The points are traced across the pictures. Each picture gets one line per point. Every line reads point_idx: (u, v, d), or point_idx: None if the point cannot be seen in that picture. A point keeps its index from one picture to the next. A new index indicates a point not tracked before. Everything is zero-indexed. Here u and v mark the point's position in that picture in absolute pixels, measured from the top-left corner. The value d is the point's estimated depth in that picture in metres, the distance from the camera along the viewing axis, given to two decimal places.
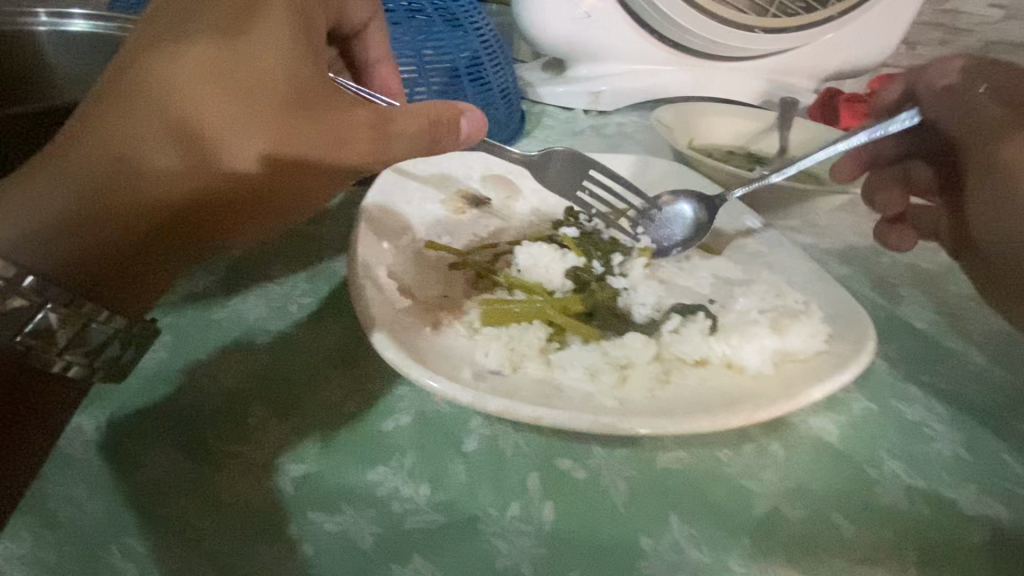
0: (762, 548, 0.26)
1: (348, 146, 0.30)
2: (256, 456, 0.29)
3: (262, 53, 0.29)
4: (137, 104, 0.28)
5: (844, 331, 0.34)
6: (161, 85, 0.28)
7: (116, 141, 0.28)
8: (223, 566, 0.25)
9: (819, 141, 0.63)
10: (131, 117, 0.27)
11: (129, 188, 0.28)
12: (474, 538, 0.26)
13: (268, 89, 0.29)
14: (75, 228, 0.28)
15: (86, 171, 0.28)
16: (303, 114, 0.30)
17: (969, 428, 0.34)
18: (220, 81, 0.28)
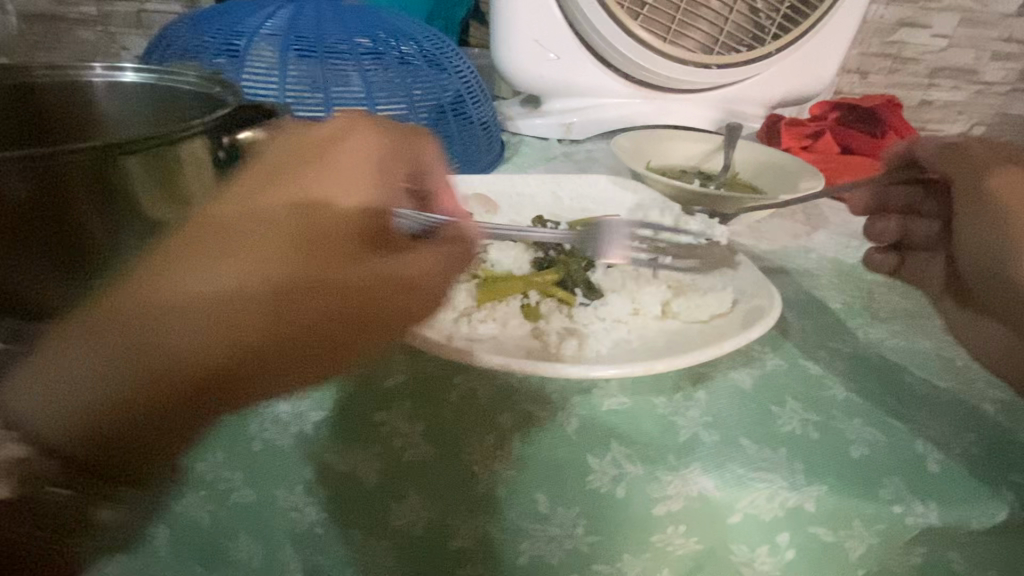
0: (682, 461, 0.34)
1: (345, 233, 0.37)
2: (286, 409, 0.37)
3: (327, 224, 0.36)
4: (166, 318, 0.31)
5: (755, 298, 0.44)
6: (193, 297, 0.32)
7: (184, 356, 0.31)
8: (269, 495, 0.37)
9: (754, 156, 0.73)
10: (195, 348, 0.31)
11: (157, 349, 0.31)
12: (458, 465, 0.35)
13: (375, 291, 0.35)
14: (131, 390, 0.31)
15: (143, 381, 0.31)
16: (408, 293, 0.37)
17: (864, 378, 0.41)
18: (293, 265, 0.34)
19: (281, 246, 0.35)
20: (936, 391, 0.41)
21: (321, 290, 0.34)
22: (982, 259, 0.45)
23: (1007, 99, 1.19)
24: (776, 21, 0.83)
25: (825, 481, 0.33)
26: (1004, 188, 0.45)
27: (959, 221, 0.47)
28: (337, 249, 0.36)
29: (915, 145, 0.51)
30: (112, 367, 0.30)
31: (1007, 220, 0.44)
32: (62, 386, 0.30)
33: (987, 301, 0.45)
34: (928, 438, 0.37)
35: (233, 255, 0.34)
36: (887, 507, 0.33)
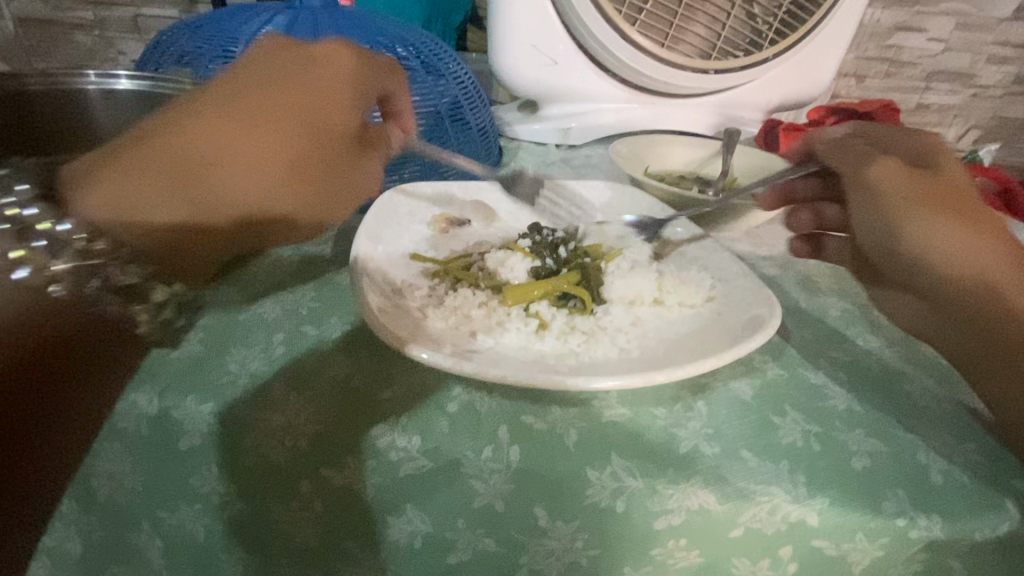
0: (682, 474, 0.33)
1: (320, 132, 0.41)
2: (279, 422, 0.36)
3: (284, 108, 0.40)
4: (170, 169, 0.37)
5: (755, 307, 0.44)
6: (179, 157, 0.37)
7: (202, 164, 0.38)
8: (256, 512, 0.36)
9: (754, 161, 0.73)
10: (205, 152, 0.38)
11: (194, 183, 0.38)
12: (457, 478, 0.34)
13: (326, 139, 0.42)
14: (154, 197, 0.36)
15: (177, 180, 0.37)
16: (304, 141, 0.41)
17: (864, 388, 0.41)
18: (271, 122, 0.40)
19: (273, 173, 0.40)
20: (938, 401, 0.41)
21: (302, 177, 0.41)
22: (883, 247, 0.44)
23: (1004, 102, 1.18)
24: (774, 26, 0.83)
25: (826, 494, 0.33)
26: (887, 175, 0.44)
27: (849, 200, 0.46)
28: (334, 157, 0.43)
29: (812, 143, 0.51)
30: (147, 176, 0.36)
31: (891, 209, 0.43)
32: (148, 160, 0.37)
33: (896, 279, 0.45)
34: (931, 450, 0.36)
35: (237, 149, 0.39)
36: (890, 521, 0.32)
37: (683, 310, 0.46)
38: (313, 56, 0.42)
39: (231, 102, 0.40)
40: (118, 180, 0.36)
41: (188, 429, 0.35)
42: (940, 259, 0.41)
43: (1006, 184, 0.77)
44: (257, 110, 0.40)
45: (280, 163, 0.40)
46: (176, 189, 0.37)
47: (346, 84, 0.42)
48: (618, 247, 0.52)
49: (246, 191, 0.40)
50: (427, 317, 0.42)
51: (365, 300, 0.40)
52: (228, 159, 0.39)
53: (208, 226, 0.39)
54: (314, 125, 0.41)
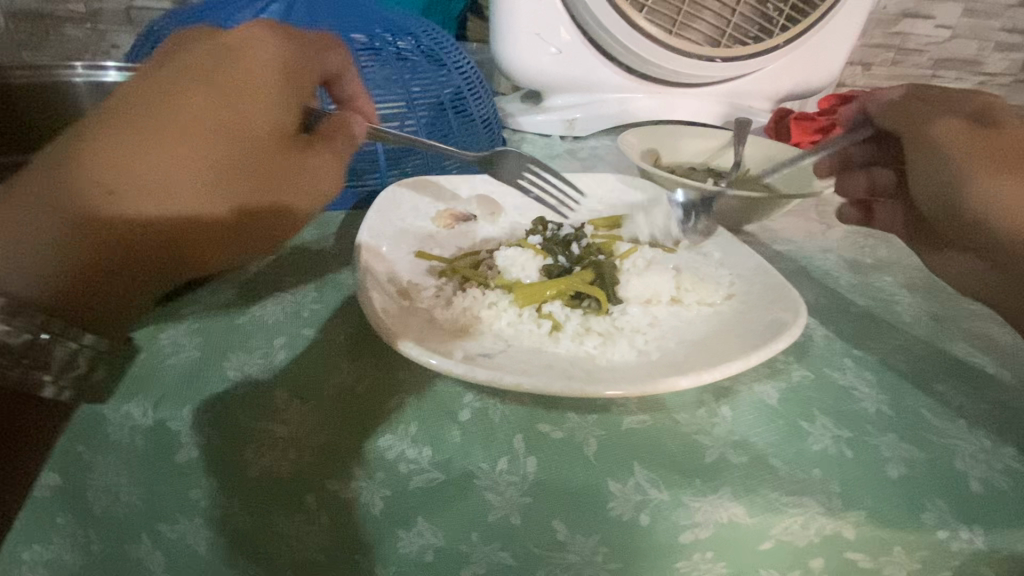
0: (709, 485, 0.31)
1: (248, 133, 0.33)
2: (282, 433, 0.34)
3: (198, 105, 0.32)
4: (67, 201, 0.31)
5: (777, 306, 0.42)
6: (73, 181, 0.31)
7: (105, 181, 0.31)
8: (257, 531, 0.34)
9: (768, 153, 0.70)
10: (94, 167, 0.31)
11: (94, 214, 0.31)
12: (471, 491, 0.32)
13: (255, 141, 0.33)
14: (39, 234, 0.31)
15: (71, 211, 0.31)
16: (218, 148, 0.32)
17: (894, 389, 0.39)
18: (193, 125, 0.32)
19: (189, 187, 0.32)
20: (970, 403, 0.39)
21: (230, 185, 0.33)
22: (941, 200, 0.44)
23: (1011, 89, 1.16)
24: (785, 12, 0.80)
25: (863, 505, 0.31)
26: (953, 131, 0.43)
27: (908, 160, 0.46)
28: (269, 155, 0.34)
29: (868, 106, 0.50)
30: (47, 219, 0.31)
31: (949, 160, 0.43)
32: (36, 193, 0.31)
33: (949, 237, 0.47)
34: (968, 455, 0.35)
35: (142, 159, 0.31)
36: (930, 533, 0.31)
37: (701, 308, 0.44)
38: (226, 43, 0.35)
39: (126, 113, 0.32)
40: (10, 235, 0.30)
41: (185, 441, 0.34)
42: (995, 208, 0.41)
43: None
44: (146, 105, 0.32)
45: (189, 160, 0.32)
46: (62, 219, 0.31)
47: (269, 68, 0.35)
48: (636, 245, 0.50)
49: (148, 213, 0.32)
50: (436, 320, 0.40)
51: (370, 303, 0.38)
52: (118, 165, 0.31)
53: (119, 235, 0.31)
54: (222, 114, 0.33)
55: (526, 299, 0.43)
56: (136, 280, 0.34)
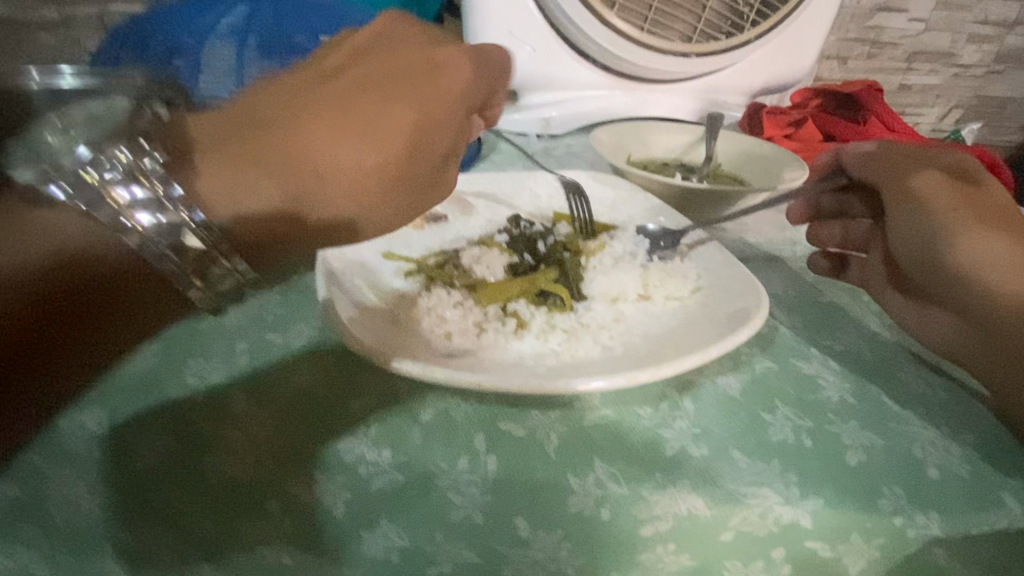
0: (669, 478, 0.32)
1: (391, 137, 0.35)
2: (238, 438, 0.33)
3: (393, 108, 0.36)
4: (280, 146, 0.32)
5: (741, 297, 0.42)
6: (276, 133, 0.33)
7: (306, 152, 0.33)
8: (215, 547, 0.30)
9: (739, 146, 0.71)
10: (297, 128, 0.33)
11: (301, 166, 0.33)
12: (432, 491, 0.32)
13: (408, 150, 0.36)
14: (236, 178, 0.31)
15: (281, 159, 0.32)
16: (388, 144, 0.35)
17: (857, 378, 0.40)
18: (348, 113, 0.35)
19: (369, 181, 0.35)
20: (931, 390, 0.39)
21: (384, 182, 0.36)
22: (920, 253, 0.42)
23: (984, 80, 1.18)
24: (755, 7, 0.80)
25: (821, 494, 0.31)
26: (934, 184, 0.42)
27: (887, 211, 0.45)
28: (426, 171, 0.38)
29: (841, 154, 0.51)
30: (238, 160, 0.31)
31: (931, 213, 0.41)
32: (255, 137, 0.33)
33: (927, 288, 0.42)
34: (927, 442, 0.35)
35: (340, 133, 0.34)
36: (886, 519, 0.31)
37: (667, 302, 0.44)
38: (433, 63, 0.38)
39: (336, 93, 0.35)
40: (217, 164, 0.31)
41: (141, 452, 0.32)
42: (975, 267, 0.38)
43: (994, 161, 0.74)
44: (364, 106, 0.35)
45: (374, 160, 0.35)
46: (263, 176, 0.32)
47: (456, 96, 0.38)
48: (606, 241, 0.50)
49: (339, 189, 0.34)
50: (403, 321, 0.40)
51: (333, 307, 0.38)
52: (322, 140, 0.33)
53: (283, 195, 0.32)
54: (412, 130, 0.36)
55: (489, 298, 0.43)
56: (268, 243, 0.32)
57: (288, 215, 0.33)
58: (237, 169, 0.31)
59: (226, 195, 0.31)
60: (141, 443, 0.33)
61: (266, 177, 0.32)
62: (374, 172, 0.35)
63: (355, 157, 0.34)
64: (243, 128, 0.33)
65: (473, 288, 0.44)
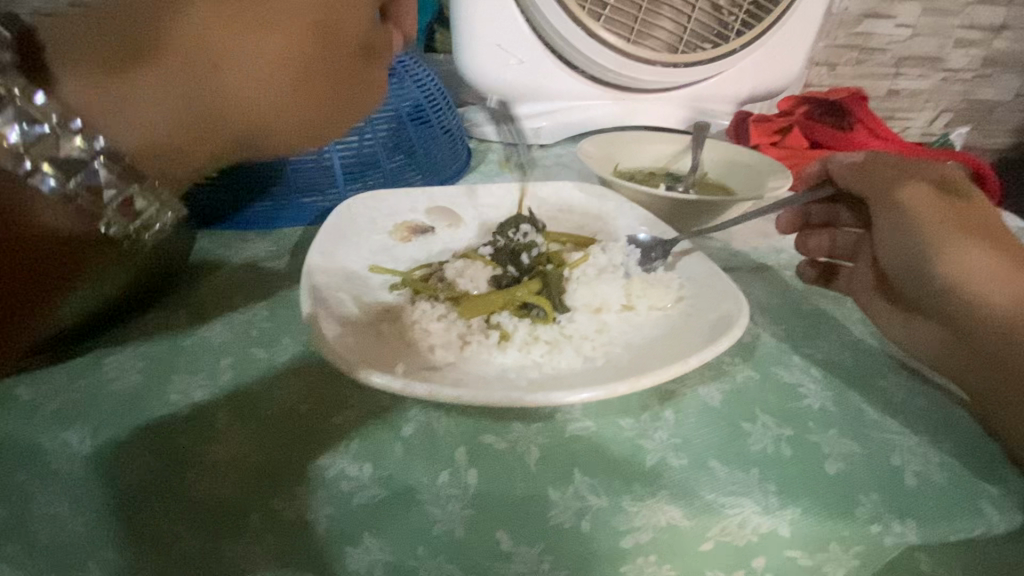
0: (648, 489, 0.32)
1: (294, 42, 0.33)
2: (221, 455, 0.33)
3: (295, 8, 0.33)
4: (168, 55, 0.31)
5: (722, 304, 0.43)
6: (165, 36, 0.31)
7: (204, 60, 0.32)
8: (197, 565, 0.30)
9: (725, 155, 0.71)
10: (183, 32, 0.31)
11: (215, 85, 0.33)
12: (413, 505, 0.32)
13: (323, 48, 0.34)
14: (138, 96, 0.31)
15: (180, 76, 0.32)
16: (315, 59, 0.34)
17: (838, 386, 0.40)
18: (245, 15, 0.32)
19: (287, 90, 0.34)
20: (910, 397, 0.40)
21: (305, 94, 0.35)
22: (910, 265, 0.42)
23: (972, 84, 1.19)
24: (740, 18, 0.81)
25: (798, 504, 0.32)
26: (921, 197, 0.43)
27: (877, 222, 0.45)
28: (347, 72, 0.36)
29: (828, 164, 0.51)
30: (143, 78, 0.31)
31: (919, 225, 0.41)
32: (147, 47, 0.31)
33: (917, 300, 0.42)
34: (905, 449, 0.35)
35: (238, 37, 0.32)
36: (864, 528, 0.31)
37: (649, 310, 0.45)
38: None
39: None
40: (135, 90, 0.31)
41: (124, 469, 0.32)
42: (962, 279, 0.38)
43: (982, 165, 0.75)
44: (258, 6, 0.33)
45: (282, 60, 0.33)
46: (155, 82, 0.31)
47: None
48: (594, 252, 0.50)
49: (257, 103, 0.34)
50: (387, 335, 0.41)
51: (315, 321, 0.38)
52: (215, 59, 0.32)
53: (207, 117, 0.33)
54: (315, 32, 0.34)
55: (474, 311, 0.43)
56: (189, 151, 0.34)
57: (206, 130, 0.34)
58: (121, 78, 0.31)
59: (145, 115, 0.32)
60: (125, 461, 0.33)
61: (171, 95, 0.32)
62: (292, 80, 0.34)
63: (264, 66, 0.33)
64: (118, 20, 0.31)
65: (459, 299, 0.45)
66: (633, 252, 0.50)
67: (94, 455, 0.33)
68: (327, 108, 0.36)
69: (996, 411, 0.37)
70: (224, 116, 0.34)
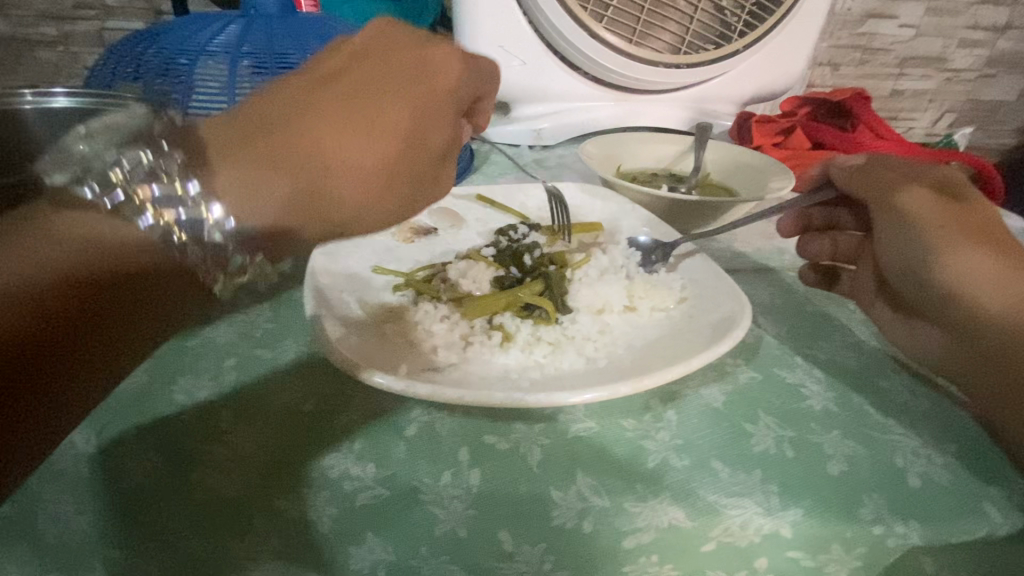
0: (650, 490, 0.32)
1: (391, 127, 0.37)
2: (225, 455, 0.34)
3: (395, 108, 0.37)
4: (282, 138, 0.34)
5: (724, 305, 0.43)
6: (285, 131, 0.34)
7: (316, 147, 0.34)
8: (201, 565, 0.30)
9: (727, 156, 0.71)
10: (301, 123, 0.34)
11: (323, 165, 0.34)
12: (415, 505, 0.32)
13: (419, 149, 0.39)
14: (253, 183, 0.32)
15: (291, 157, 0.33)
16: (407, 144, 0.38)
17: (841, 387, 0.40)
18: (356, 109, 0.36)
19: (385, 166, 0.37)
20: (913, 399, 0.40)
21: (393, 182, 0.38)
22: (913, 269, 0.41)
23: (977, 84, 1.19)
24: (743, 19, 0.81)
25: (800, 505, 0.32)
26: (921, 200, 0.42)
27: (878, 227, 0.45)
28: (428, 162, 0.40)
29: (829, 167, 0.51)
30: (250, 167, 0.32)
31: (921, 229, 0.41)
32: (262, 139, 0.33)
33: (920, 305, 0.42)
34: (908, 451, 0.35)
35: (349, 127, 0.35)
36: (866, 529, 0.31)
37: (650, 311, 0.45)
38: (428, 57, 0.40)
39: (338, 88, 0.37)
40: (244, 167, 0.32)
41: (130, 467, 0.33)
42: (965, 284, 0.38)
43: (986, 167, 0.74)
44: (365, 96, 0.37)
45: (379, 159, 0.36)
46: (267, 161, 0.33)
47: (450, 89, 0.40)
48: (594, 254, 0.50)
49: (356, 187, 0.36)
50: (390, 336, 0.41)
51: (318, 322, 0.38)
52: (325, 138, 0.35)
53: (306, 188, 0.34)
54: (411, 127, 0.38)
55: (478, 312, 0.44)
56: (292, 224, 0.34)
57: (304, 208, 0.34)
58: (244, 152, 0.33)
59: (254, 191, 0.32)
60: (131, 459, 0.33)
61: (279, 171, 0.33)
62: (387, 160, 0.37)
63: (372, 149, 0.36)
64: (239, 134, 0.34)
65: (461, 301, 0.45)
66: (636, 253, 0.50)
67: (102, 455, 0.33)
68: (411, 198, 0.40)
69: (1001, 414, 0.36)
70: (322, 186, 0.35)
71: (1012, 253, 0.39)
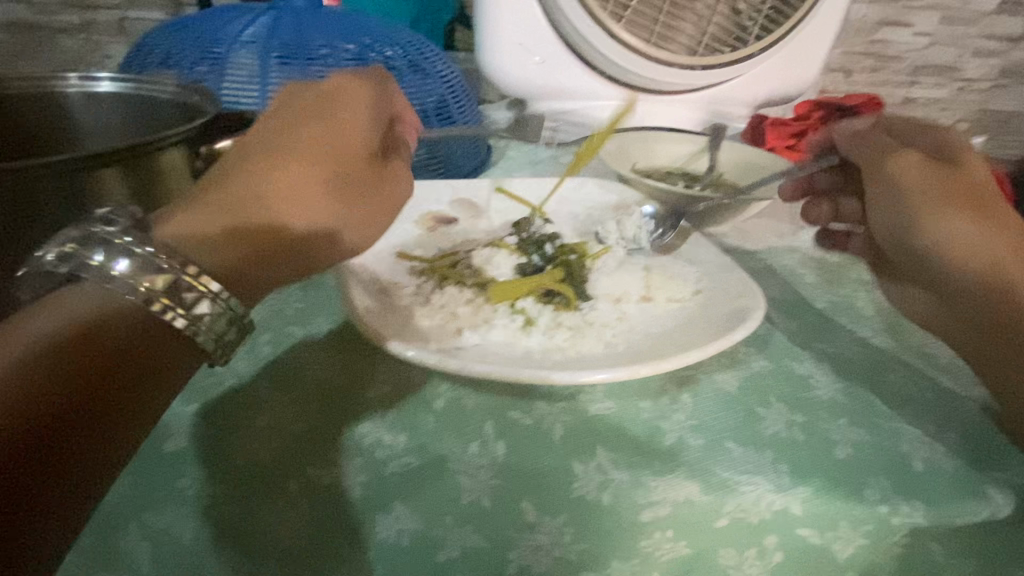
0: (667, 466, 0.34)
1: (317, 160, 0.39)
2: (263, 423, 0.35)
3: (308, 140, 0.39)
4: (239, 184, 0.36)
5: (739, 298, 0.44)
6: (246, 176, 0.37)
7: (251, 190, 0.36)
8: (237, 532, 0.31)
9: (741, 156, 0.73)
10: (240, 172, 0.37)
11: (259, 201, 0.36)
12: (443, 473, 0.34)
13: (348, 169, 0.40)
14: (215, 225, 0.35)
15: (232, 199, 0.36)
16: (336, 172, 0.39)
17: (849, 379, 0.41)
18: (301, 150, 0.38)
19: (329, 195, 0.39)
20: (920, 391, 0.41)
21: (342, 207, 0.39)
22: (894, 233, 0.48)
23: (990, 94, 1.20)
24: (761, 22, 0.82)
25: (810, 483, 0.33)
26: (908, 164, 0.48)
27: (874, 191, 0.50)
28: (363, 184, 0.41)
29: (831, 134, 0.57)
30: (218, 213, 0.35)
31: (909, 194, 0.47)
32: (210, 191, 0.36)
33: (908, 267, 0.48)
34: (914, 438, 0.37)
35: (279, 164, 0.38)
36: (872, 508, 0.33)
37: (666, 301, 0.46)
38: (327, 92, 0.42)
39: (278, 136, 0.39)
40: (208, 211, 0.35)
41: (174, 430, 0.34)
42: (940, 242, 0.44)
43: (999, 174, 0.75)
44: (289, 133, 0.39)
45: (320, 185, 0.38)
46: (202, 206, 0.35)
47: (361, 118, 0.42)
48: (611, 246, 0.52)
49: (305, 216, 0.38)
50: (417, 316, 0.43)
51: (351, 303, 0.40)
52: (269, 179, 0.37)
53: (264, 226, 0.36)
54: (329, 147, 0.39)
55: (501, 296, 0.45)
56: (268, 258, 0.36)
57: (270, 244, 0.36)
58: (204, 205, 0.35)
59: (217, 228, 0.35)
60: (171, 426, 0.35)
61: (249, 212, 0.36)
62: (328, 191, 0.39)
63: (309, 181, 0.38)
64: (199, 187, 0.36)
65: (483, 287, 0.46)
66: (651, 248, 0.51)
67: None
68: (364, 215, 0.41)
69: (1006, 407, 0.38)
70: (283, 222, 0.37)
71: (995, 204, 0.45)
